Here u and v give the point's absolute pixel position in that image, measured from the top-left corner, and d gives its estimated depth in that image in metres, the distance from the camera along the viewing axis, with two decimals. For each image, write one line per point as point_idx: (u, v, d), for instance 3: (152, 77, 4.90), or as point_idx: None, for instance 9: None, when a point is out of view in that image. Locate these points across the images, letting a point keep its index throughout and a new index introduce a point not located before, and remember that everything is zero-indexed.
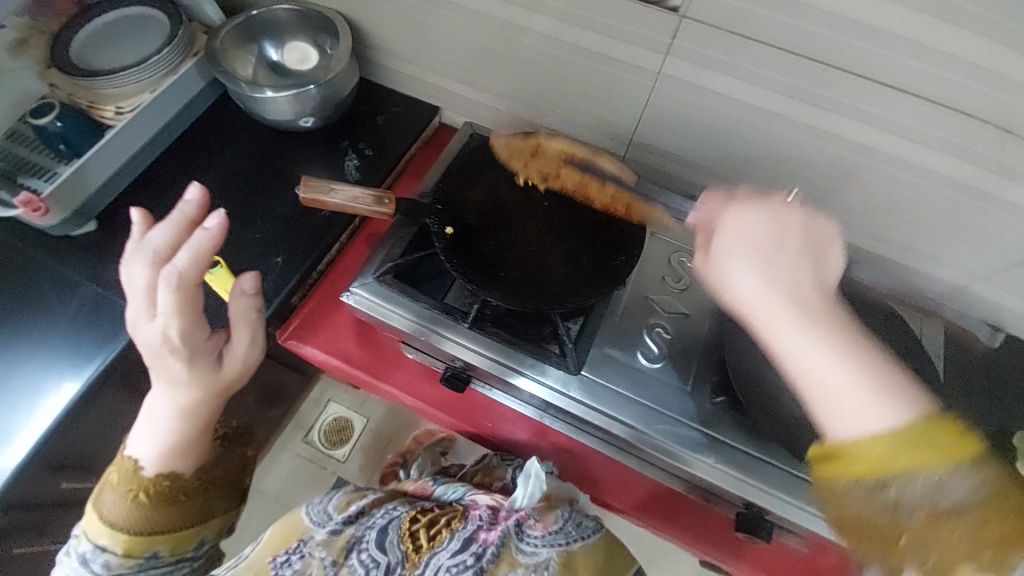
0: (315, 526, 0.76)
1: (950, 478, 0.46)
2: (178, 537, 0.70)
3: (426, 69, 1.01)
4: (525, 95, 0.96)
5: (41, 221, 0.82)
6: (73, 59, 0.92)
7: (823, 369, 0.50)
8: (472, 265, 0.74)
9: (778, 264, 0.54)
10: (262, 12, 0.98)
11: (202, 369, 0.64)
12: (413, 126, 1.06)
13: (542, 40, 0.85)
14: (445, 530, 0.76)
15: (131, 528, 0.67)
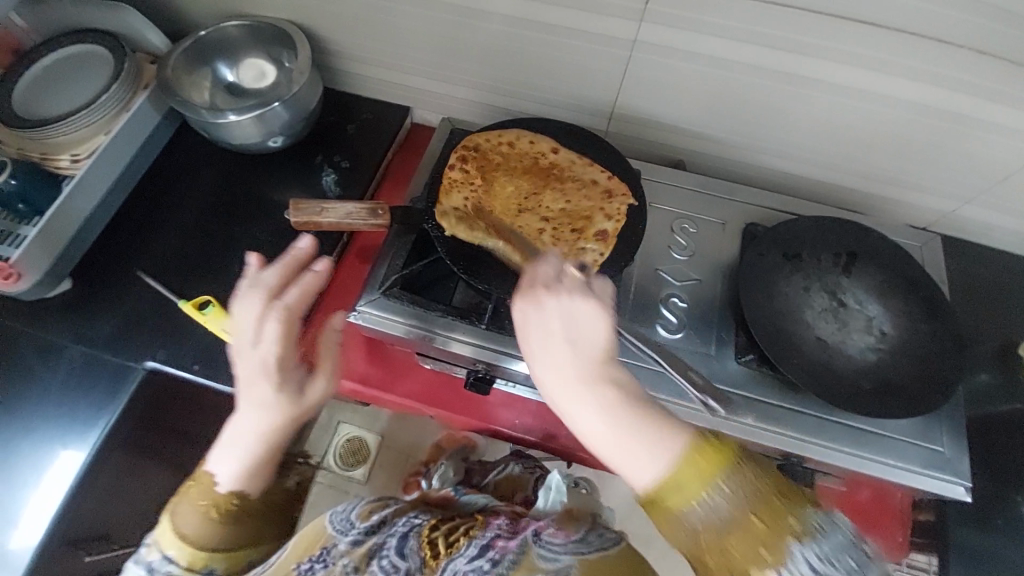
0: (337, 534, 0.64)
1: (718, 492, 0.47)
2: (236, 557, 0.59)
3: (391, 70, 0.97)
4: (498, 81, 0.93)
5: (12, 288, 0.77)
6: (14, 111, 0.86)
7: (606, 438, 0.50)
8: (478, 260, 0.70)
9: (553, 346, 0.53)
10: (209, 31, 0.92)
11: (291, 399, 0.56)
12: (387, 131, 1.02)
13: (510, 22, 0.82)
14: (464, 538, 0.65)
15: (205, 548, 0.56)
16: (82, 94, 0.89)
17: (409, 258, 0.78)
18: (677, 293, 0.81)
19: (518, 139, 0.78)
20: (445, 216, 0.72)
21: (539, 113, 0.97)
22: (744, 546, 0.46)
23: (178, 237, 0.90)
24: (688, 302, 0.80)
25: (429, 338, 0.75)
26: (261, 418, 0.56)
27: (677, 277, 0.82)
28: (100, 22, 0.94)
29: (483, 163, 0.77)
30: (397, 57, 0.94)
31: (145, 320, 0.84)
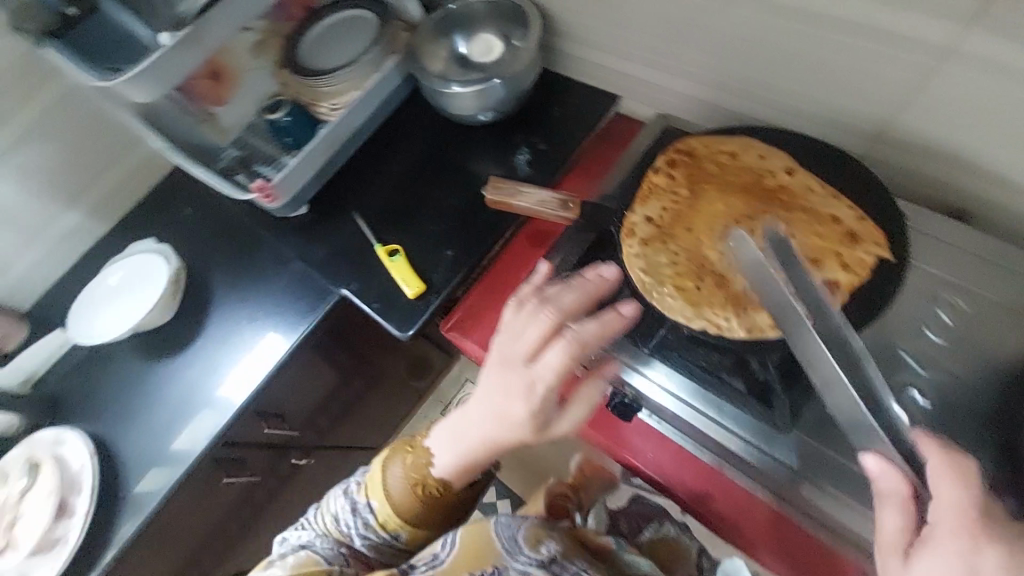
0: (509, 555, 0.66)
1: None
2: (418, 533, 0.65)
3: (614, 56, 0.93)
4: (730, 77, 0.81)
5: (269, 205, 0.94)
6: (299, 61, 1.04)
7: None
8: (655, 274, 0.62)
9: None
10: (458, 6, 0.99)
11: (535, 428, 0.57)
12: (589, 118, 0.99)
13: (769, 10, 0.70)
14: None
15: (403, 513, 0.64)
16: (348, 54, 1.03)
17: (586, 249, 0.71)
18: (920, 386, 0.62)
19: (744, 149, 0.66)
20: (639, 224, 0.66)
21: (772, 120, 0.82)
22: None
23: (387, 188, 1.01)
24: (936, 404, 0.60)
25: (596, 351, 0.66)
26: (503, 431, 0.58)
27: (927, 365, 0.62)
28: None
29: (699, 165, 0.67)
30: (623, 41, 0.89)
31: (346, 253, 0.96)
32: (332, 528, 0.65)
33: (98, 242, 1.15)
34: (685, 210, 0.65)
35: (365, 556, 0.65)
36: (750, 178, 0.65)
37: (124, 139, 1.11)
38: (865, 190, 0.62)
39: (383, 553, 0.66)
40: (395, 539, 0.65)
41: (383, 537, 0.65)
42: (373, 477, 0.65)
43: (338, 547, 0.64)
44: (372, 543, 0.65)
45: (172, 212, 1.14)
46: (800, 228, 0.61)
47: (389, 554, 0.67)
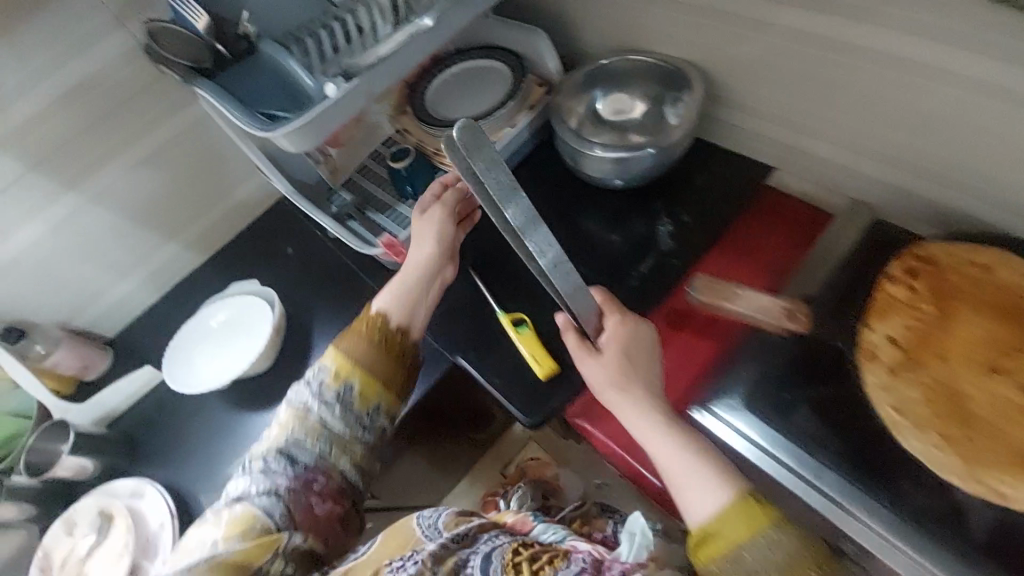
0: (426, 539, 0.72)
1: (767, 541, 0.53)
2: (371, 379, 0.76)
3: (787, 127, 0.85)
4: (934, 164, 0.73)
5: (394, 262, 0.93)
6: (427, 107, 1.00)
7: (664, 452, 0.61)
8: (907, 413, 0.52)
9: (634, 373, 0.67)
10: (607, 66, 0.93)
11: (445, 246, 0.85)
12: (739, 191, 0.91)
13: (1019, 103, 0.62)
14: (549, 566, 0.66)
15: (354, 357, 0.76)
16: (481, 104, 0.99)
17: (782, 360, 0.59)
18: None
19: (1000, 264, 0.57)
20: (880, 347, 0.55)
21: (972, 216, 0.74)
22: None
23: (510, 248, 0.93)
24: None
25: (835, 521, 0.53)
26: (419, 252, 0.84)
27: None
28: (501, 35, 1.02)
29: (946, 275, 0.57)
30: (802, 115, 0.82)
31: (463, 316, 0.88)
32: (290, 433, 0.73)
33: (190, 276, 1.11)
34: (937, 332, 0.55)
35: (309, 480, 0.72)
36: (1014, 301, 0.55)
37: (234, 171, 1.07)
38: None
39: (335, 444, 0.73)
40: (349, 411, 0.75)
41: (337, 402, 0.74)
42: (327, 357, 0.78)
43: (292, 465, 0.72)
44: (335, 418, 0.74)
45: (274, 248, 1.09)
46: None
47: (345, 420, 0.74)
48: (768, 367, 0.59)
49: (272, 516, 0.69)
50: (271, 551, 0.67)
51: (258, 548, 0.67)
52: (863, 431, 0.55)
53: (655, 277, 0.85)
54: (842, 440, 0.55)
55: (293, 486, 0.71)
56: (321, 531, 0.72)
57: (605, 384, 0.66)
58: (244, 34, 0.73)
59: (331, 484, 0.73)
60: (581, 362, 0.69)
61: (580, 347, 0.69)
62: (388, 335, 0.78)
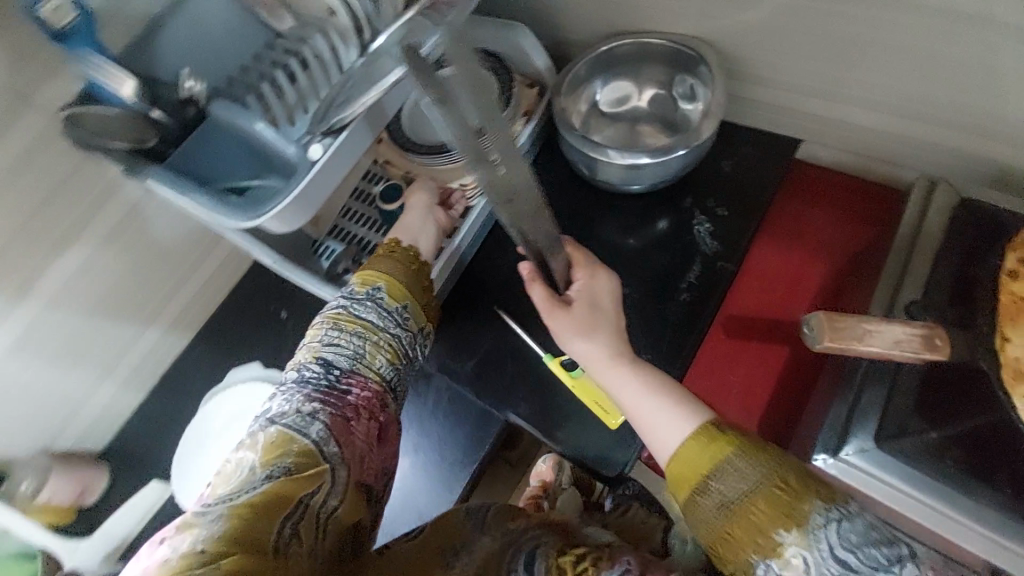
0: (477, 531, 0.61)
1: (731, 465, 0.50)
2: (396, 282, 0.72)
3: (820, 97, 0.73)
4: (1008, 127, 0.62)
5: None
6: (408, 133, 0.86)
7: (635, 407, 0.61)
8: None
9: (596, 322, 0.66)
10: (606, 53, 0.80)
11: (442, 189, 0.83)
12: (774, 173, 0.80)
13: None
14: (593, 568, 0.57)
15: (377, 266, 0.73)
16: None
17: (903, 383, 0.52)
18: None
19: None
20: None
21: None
22: (751, 512, 0.48)
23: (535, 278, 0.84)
24: None
25: (1003, 563, 0.47)
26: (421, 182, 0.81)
27: None
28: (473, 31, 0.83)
29: None
30: (841, 84, 0.70)
31: (503, 365, 0.80)
32: (322, 338, 0.68)
33: (175, 363, 0.98)
34: None
35: (342, 389, 0.65)
36: None
37: (200, 241, 0.93)
38: None
39: (371, 343, 0.68)
40: (380, 309, 0.70)
41: (368, 303, 0.70)
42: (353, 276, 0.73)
43: (329, 369, 0.66)
44: (369, 312, 0.69)
45: (267, 313, 0.99)
46: None
47: (377, 315, 0.69)
48: (894, 396, 0.51)
49: (312, 435, 0.59)
50: (315, 486, 0.56)
51: (294, 484, 0.55)
52: (1020, 459, 0.47)
53: (706, 289, 0.76)
54: (998, 479, 0.48)
55: (325, 399, 0.63)
56: (355, 455, 0.63)
57: (571, 337, 0.65)
58: (188, 98, 0.60)
59: (368, 393, 0.67)
60: (552, 317, 0.66)
61: (547, 301, 0.65)
62: (401, 249, 0.74)
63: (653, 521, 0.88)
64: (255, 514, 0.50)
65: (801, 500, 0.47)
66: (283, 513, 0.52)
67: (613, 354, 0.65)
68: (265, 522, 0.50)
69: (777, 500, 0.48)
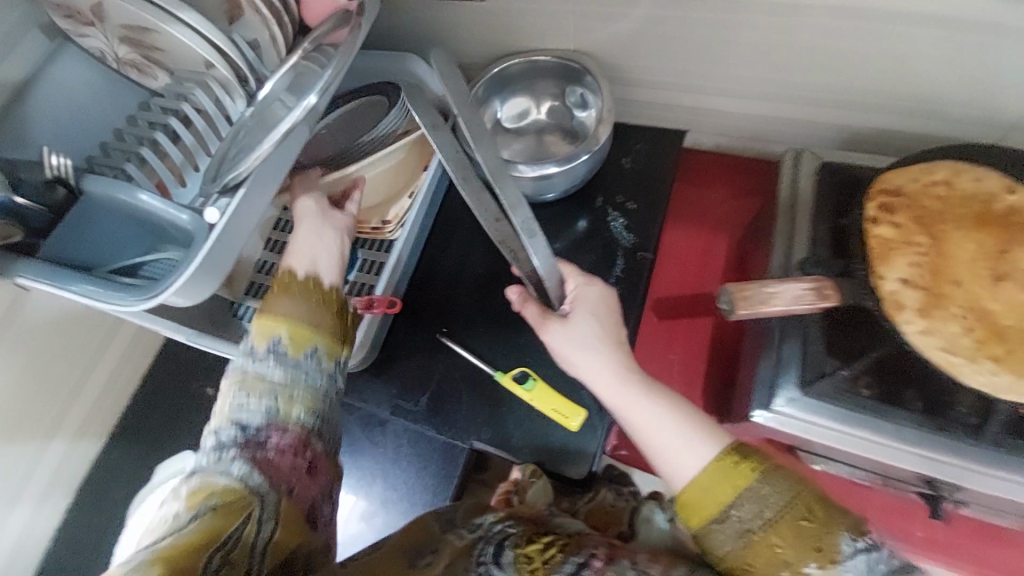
0: (444, 531, 0.62)
1: (755, 489, 0.51)
2: (302, 334, 0.61)
3: (694, 91, 0.81)
4: (844, 95, 0.73)
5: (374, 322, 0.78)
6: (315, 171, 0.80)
7: (642, 417, 0.60)
8: (957, 350, 0.50)
9: (593, 327, 0.65)
10: (497, 74, 0.83)
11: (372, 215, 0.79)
12: (669, 161, 0.86)
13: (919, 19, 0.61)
14: (561, 553, 0.56)
15: (276, 313, 0.61)
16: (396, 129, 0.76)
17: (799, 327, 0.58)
18: None
19: (954, 174, 0.57)
20: (902, 291, 0.52)
21: (885, 128, 0.75)
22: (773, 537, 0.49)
23: (472, 299, 0.84)
24: None
25: (930, 471, 0.54)
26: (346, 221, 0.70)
27: None
28: (367, 66, 0.84)
29: (920, 201, 0.56)
30: (709, 78, 0.78)
31: (459, 392, 0.79)
32: (231, 401, 0.58)
33: (94, 470, 0.87)
34: (935, 263, 0.54)
35: (262, 438, 0.56)
36: (982, 208, 0.55)
37: (95, 331, 0.83)
38: None
39: (285, 396, 0.58)
40: (285, 360, 0.59)
41: (270, 356, 0.60)
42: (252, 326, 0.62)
43: (242, 424, 0.56)
44: (273, 368, 0.59)
45: (190, 393, 0.90)
46: None
47: (284, 366, 0.59)
48: (808, 345, 0.57)
49: (233, 473, 0.52)
50: (242, 517, 0.50)
51: (221, 519, 0.49)
52: (917, 376, 0.54)
53: (632, 279, 0.80)
54: (907, 396, 0.54)
55: (244, 449, 0.55)
56: (290, 493, 0.55)
57: (569, 348, 0.64)
58: (54, 178, 0.53)
59: (291, 437, 0.57)
60: (546, 330, 0.66)
61: (542, 316, 0.66)
62: (295, 282, 0.63)
63: (623, 504, 0.82)
64: (182, 551, 0.45)
65: (827, 529, 0.48)
66: (209, 548, 0.47)
67: (614, 367, 0.62)
68: (193, 559, 0.45)
69: (800, 528, 0.49)
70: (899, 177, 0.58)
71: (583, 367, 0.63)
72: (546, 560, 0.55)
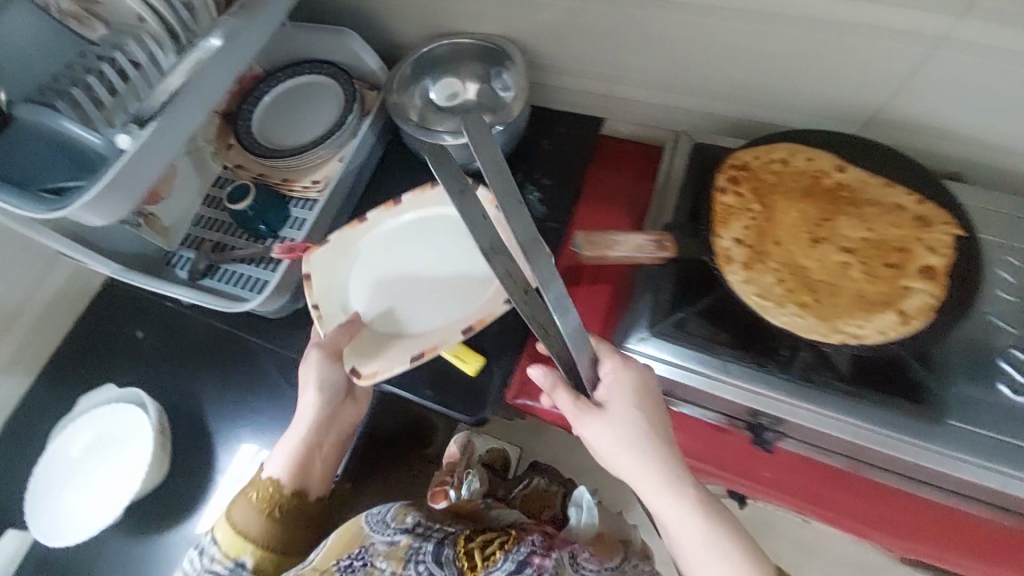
0: (373, 532, 0.71)
1: None
2: (268, 554, 0.70)
3: (603, 81, 0.90)
4: (727, 88, 0.82)
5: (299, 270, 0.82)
6: (256, 134, 0.88)
7: (681, 527, 0.59)
8: (767, 295, 0.59)
9: (630, 422, 0.59)
10: (429, 52, 0.90)
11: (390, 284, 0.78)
12: (583, 145, 0.95)
13: (770, 21, 0.70)
14: (500, 551, 0.70)
15: (249, 534, 0.69)
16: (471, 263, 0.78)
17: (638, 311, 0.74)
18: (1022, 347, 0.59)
19: (792, 154, 0.66)
20: (732, 248, 0.61)
21: (765, 120, 0.85)
22: None
23: None
24: None
25: (750, 403, 0.62)
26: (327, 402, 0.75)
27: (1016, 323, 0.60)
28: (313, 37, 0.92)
29: (761, 176, 0.65)
30: (612, 67, 0.87)
31: None
32: None
33: (23, 404, 0.92)
34: (766, 228, 0.62)
35: None
36: (812, 183, 0.64)
37: (32, 270, 0.87)
38: (924, 179, 0.63)
39: None
40: None
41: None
42: (217, 529, 0.71)
43: None
44: None
45: (120, 337, 0.93)
46: (881, 225, 0.61)
47: None
48: (658, 294, 0.65)
49: None
50: None
51: None
52: (740, 319, 0.63)
53: None
54: (734, 337, 0.63)
55: None
56: None
57: (608, 446, 0.59)
58: None
59: None
60: (582, 423, 0.60)
61: (577, 406, 0.60)
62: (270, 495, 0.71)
63: (556, 488, 0.96)
64: None
65: None
66: None
67: (657, 469, 0.58)
68: None
69: None
70: (747, 155, 0.66)
71: (623, 469, 0.59)
72: (488, 559, 0.69)
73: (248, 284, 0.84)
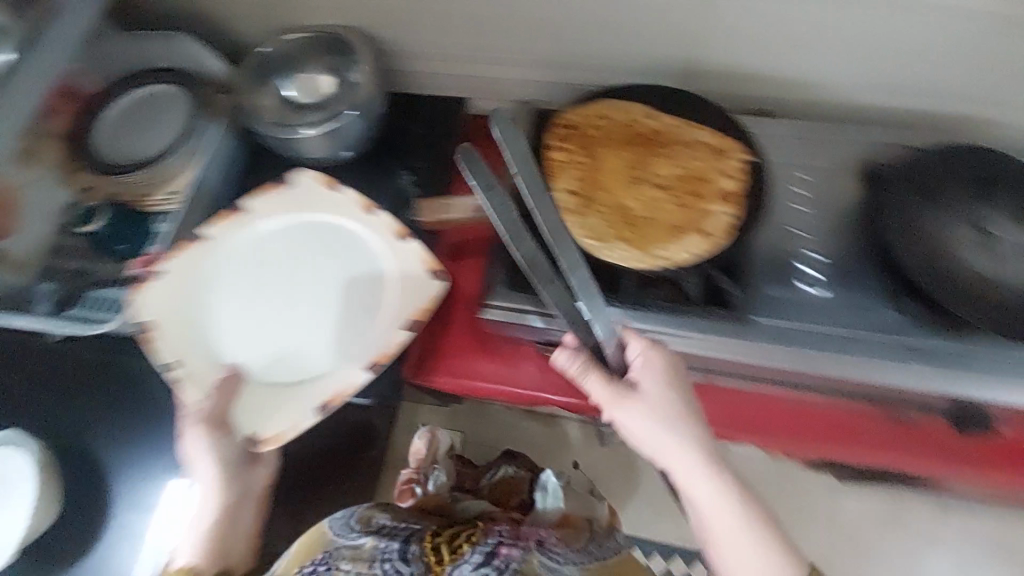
0: (338, 537, 0.71)
1: None
2: None
3: (453, 60, 0.93)
4: (563, 56, 0.88)
5: None
6: (104, 151, 0.86)
7: (714, 515, 0.59)
8: (593, 233, 0.66)
9: (666, 405, 0.60)
10: (272, 51, 0.89)
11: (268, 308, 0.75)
12: (449, 123, 0.95)
13: None
14: (468, 544, 0.71)
15: None
16: (338, 267, 0.77)
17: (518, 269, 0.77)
18: (811, 246, 0.72)
19: (610, 108, 0.73)
20: (563, 198, 0.68)
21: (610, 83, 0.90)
22: None
23: None
24: (829, 256, 0.71)
25: None
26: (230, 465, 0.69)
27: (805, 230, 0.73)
28: (158, 51, 0.91)
29: (584, 131, 0.72)
30: (456, 45, 0.91)
31: None
32: None
33: None
34: (590, 176, 0.69)
35: None
36: (627, 132, 0.72)
37: None
38: (717, 116, 0.72)
39: None
40: None
41: None
42: None
43: None
44: None
45: None
46: (685, 160, 0.70)
47: None
48: None
49: None
50: None
51: None
52: None
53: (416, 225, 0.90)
54: None
55: None
56: None
57: (641, 429, 0.60)
58: None
59: None
60: (619, 407, 0.60)
61: (608, 390, 0.61)
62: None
63: (523, 475, 1.01)
64: None
65: None
66: None
67: (696, 451, 0.59)
68: None
69: None
70: (570, 115, 0.73)
71: (661, 453, 0.60)
72: (456, 550, 0.71)
73: (113, 308, 0.81)
